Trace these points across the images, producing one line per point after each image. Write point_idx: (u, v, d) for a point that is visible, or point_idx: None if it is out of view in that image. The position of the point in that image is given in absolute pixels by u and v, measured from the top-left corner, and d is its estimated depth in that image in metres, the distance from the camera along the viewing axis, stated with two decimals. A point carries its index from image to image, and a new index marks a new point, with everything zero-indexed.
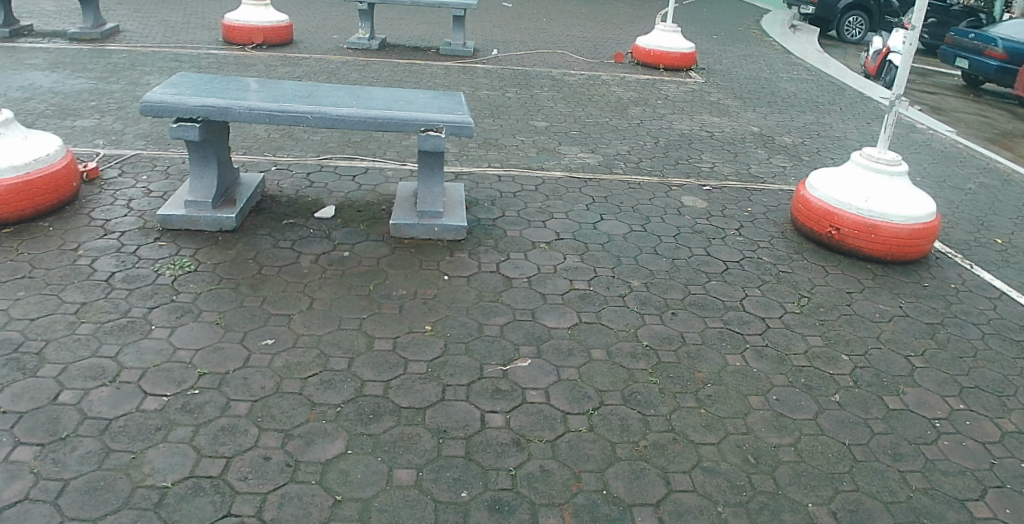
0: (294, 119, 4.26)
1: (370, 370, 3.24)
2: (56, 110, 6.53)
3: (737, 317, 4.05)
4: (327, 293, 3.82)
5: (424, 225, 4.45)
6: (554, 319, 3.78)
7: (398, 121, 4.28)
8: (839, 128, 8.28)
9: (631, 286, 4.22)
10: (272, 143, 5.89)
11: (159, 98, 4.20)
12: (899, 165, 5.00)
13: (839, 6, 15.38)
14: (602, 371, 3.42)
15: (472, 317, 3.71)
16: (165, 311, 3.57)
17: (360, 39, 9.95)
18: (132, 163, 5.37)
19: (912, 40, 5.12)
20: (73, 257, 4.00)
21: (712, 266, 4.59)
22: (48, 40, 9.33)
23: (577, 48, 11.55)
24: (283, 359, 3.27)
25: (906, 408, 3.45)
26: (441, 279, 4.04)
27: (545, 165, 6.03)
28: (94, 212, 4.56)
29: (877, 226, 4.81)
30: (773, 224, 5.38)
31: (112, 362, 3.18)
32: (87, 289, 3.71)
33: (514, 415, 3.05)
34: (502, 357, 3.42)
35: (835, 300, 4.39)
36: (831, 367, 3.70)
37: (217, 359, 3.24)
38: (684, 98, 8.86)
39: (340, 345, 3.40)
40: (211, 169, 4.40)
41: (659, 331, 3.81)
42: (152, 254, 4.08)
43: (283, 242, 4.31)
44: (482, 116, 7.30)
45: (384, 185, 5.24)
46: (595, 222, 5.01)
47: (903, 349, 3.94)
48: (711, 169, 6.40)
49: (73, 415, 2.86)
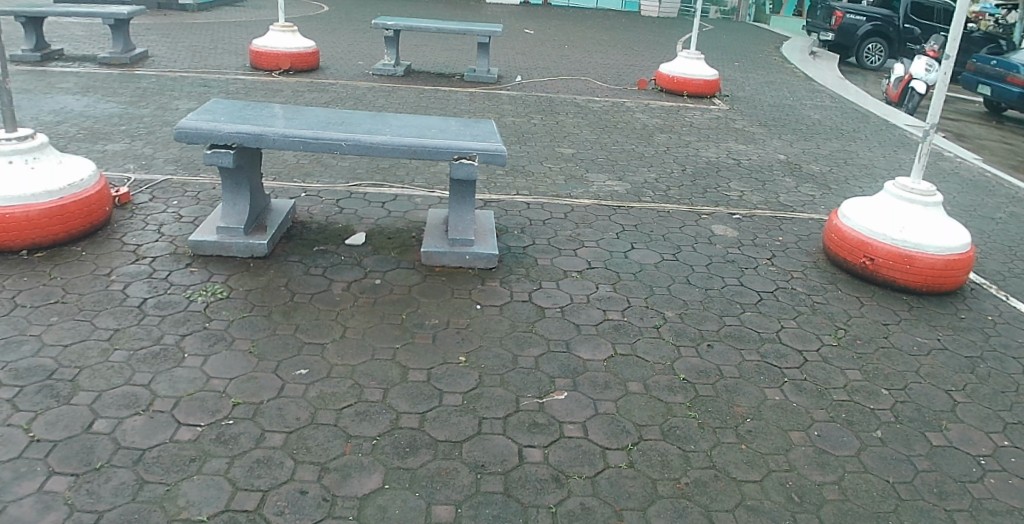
0: (327, 147, 4.25)
1: (405, 402, 3.17)
2: (87, 134, 6.62)
3: (775, 350, 3.96)
4: (360, 321, 3.78)
5: (456, 253, 4.41)
6: (589, 351, 3.70)
7: (430, 148, 4.26)
8: (865, 156, 8.22)
9: (666, 316, 4.14)
10: (301, 169, 5.91)
11: (194, 124, 4.21)
12: (933, 196, 4.95)
13: (858, 33, 15.45)
14: (640, 405, 3.34)
15: (506, 348, 3.64)
16: (198, 338, 3.55)
17: (386, 66, 10.05)
18: (163, 188, 5.40)
19: (946, 69, 5.02)
20: (106, 283, 4.01)
21: (747, 297, 4.51)
22: (79, 65, 9.52)
23: (600, 75, 11.60)
24: (317, 389, 3.22)
25: (949, 444, 3.37)
26: (473, 308, 3.98)
27: (574, 193, 6.01)
28: (126, 238, 4.58)
29: (911, 256, 4.74)
30: (805, 254, 5.32)
31: (145, 391, 3.16)
32: (120, 315, 3.71)
33: (552, 450, 2.98)
34: (538, 389, 3.35)
35: (872, 332, 4.31)
36: (871, 402, 3.62)
37: (251, 389, 3.19)
38: (708, 125, 8.85)
39: (374, 375, 3.34)
40: (243, 195, 4.40)
41: (696, 364, 3.72)
42: (184, 280, 4.08)
43: (315, 269, 4.30)
44: (509, 143, 7.32)
45: (413, 213, 5.23)
46: (625, 251, 4.95)
47: (943, 384, 3.85)
48: (739, 197, 6.34)
49: (107, 445, 2.84)
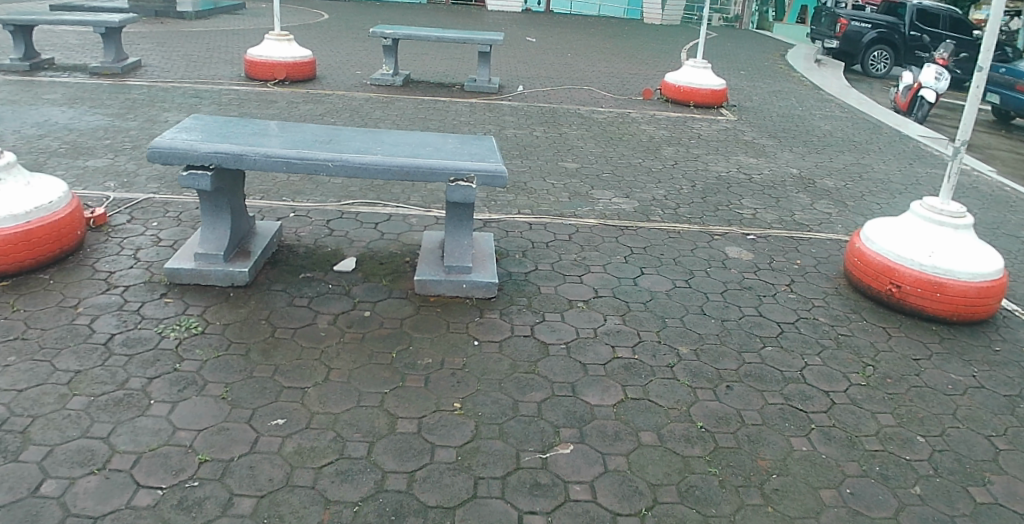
0: (313, 168, 3.92)
1: (393, 459, 2.84)
2: (69, 148, 6.31)
3: (800, 391, 3.62)
4: (346, 361, 3.45)
5: (452, 282, 4.09)
6: (597, 395, 3.37)
7: (424, 170, 3.94)
8: (880, 169, 7.89)
9: (680, 353, 3.81)
10: (291, 187, 5.60)
11: (169, 143, 3.89)
12: (963, 217, 4.60)
13: (863, 40, 15.10)
14: (654, 460, 3.00)
15: (506, 393, 3.31)
16: (166, 382, 3.22)
17: (384, 75, 9.75)
18: (143, 208, 5.09)
19: (978, 81, 4.68)
20: (72, 316, 3.69)
21: (766, 329, 4.18)
22: (69, 75, 9.24)
23: (605, 84, 11.29)
24: (295, 443, 2.89)
25: (997, 502, 3.02)
26: (470, 345, 3.65)
27: (579, 211, 5.69)
28: (99, 264, 4.26)
29: (942, 284, 4.40)
30: (826, 279, 4.99)
31: (104, 445, 2.84)
32: (84, 354, 3.39)
33: (556, 517, 2.65)
34: (541, 442, 3.02)
35: (903, 368, 3.97)
36: (907, 452, 3.28)
37: (221, 443, 2.87)
38: (717, 137, 8.53)
39: (359, 426, 3.01)
40: (223, 218, 4.09)
41: (714, 410, 3.38)
42: (157, 312, 3.76)
43: (299, 299, 3.98)
44: (510, 158, 7.01)
45: (408, 234, 4.91)
46: (634, 277, 4.62)
47: (983, 429, 3.51)
48: (753, 216, 6.01)
49: (55, 512, 2.51)
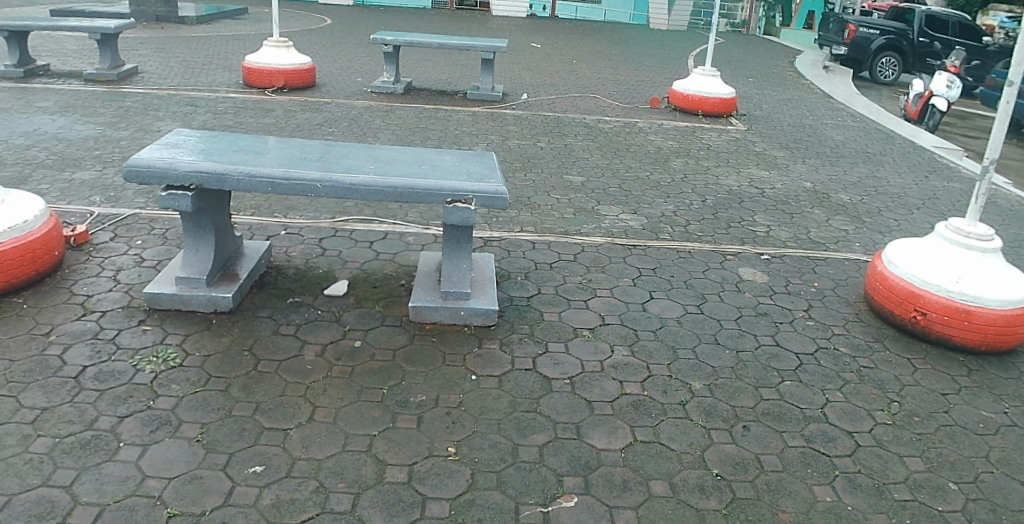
0: (300, 189, 3.69)
1: (379, 513, 2.59)
2: (56, 160, 6.09)
3: (821, 432, 3.37)
4: (333, 398, 3.20)
5: (449, 308, 3.84)
6: (603, 438, 3.11)
7: (418, 191, 3.70)
8: (896, 182, 7.62)
9: (692, 389, 3.55)
10: (284, 202, 5.37)
11: (148, 161, 3.67)
12: (992, 240, 4.34)
13: (872, 46, 14.85)
14: (665, 514, 2.75)
15: (505, 435, 3.06)
16: (139, 422, 2.98)
17: (385, 83, 9.53)
18: (128, 225, 4.86)
19: (1009, 97, 4.42)
20: (43, 345, 3.46)
21: (784, 361, 3.92)
22: (64, 81, 9.04)
23: (611, 92, 11.05)
24: (273, 495, 2.65)
25: None
26: (467, 379, 3.41)
27: (584, 229, 5.44)
28: (77, 286, 4.03)
29: (970, 311, 4.13)
30: (845, 303, 4.72)
31: (65, 495, 2.60)
32: (53, 389, 3.15)
33: None
34: (542, 494, 2.76)
35: (930, 405, 3.71)
36: (940, 502, 3.01)
37: (193, 494, 2.62)
38: (727, 148, 8.28)
39: (344, 475, 2.77)
40: (207, 240, 3.86)
41: (730, 454, 3.13)
42: (134, 342, 3.52)
43: (286, 327, 3.74)
44: (513, 170, 6.77)
45: (405, 254, 4.67)
46: (643, 302, 4.37)
47: (1020, 475, 3.24)
48: (766, 233, 5.75)
49: None
